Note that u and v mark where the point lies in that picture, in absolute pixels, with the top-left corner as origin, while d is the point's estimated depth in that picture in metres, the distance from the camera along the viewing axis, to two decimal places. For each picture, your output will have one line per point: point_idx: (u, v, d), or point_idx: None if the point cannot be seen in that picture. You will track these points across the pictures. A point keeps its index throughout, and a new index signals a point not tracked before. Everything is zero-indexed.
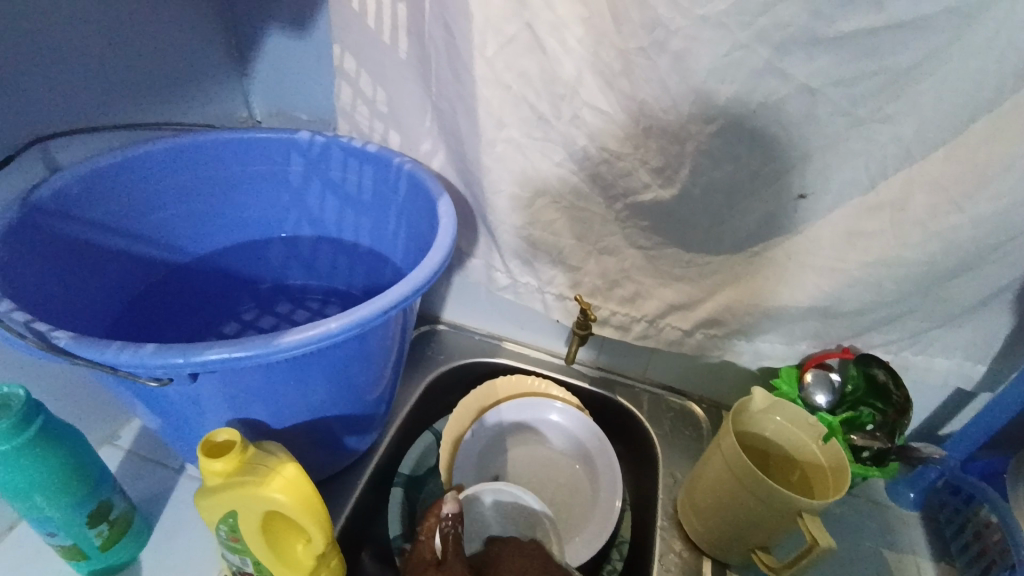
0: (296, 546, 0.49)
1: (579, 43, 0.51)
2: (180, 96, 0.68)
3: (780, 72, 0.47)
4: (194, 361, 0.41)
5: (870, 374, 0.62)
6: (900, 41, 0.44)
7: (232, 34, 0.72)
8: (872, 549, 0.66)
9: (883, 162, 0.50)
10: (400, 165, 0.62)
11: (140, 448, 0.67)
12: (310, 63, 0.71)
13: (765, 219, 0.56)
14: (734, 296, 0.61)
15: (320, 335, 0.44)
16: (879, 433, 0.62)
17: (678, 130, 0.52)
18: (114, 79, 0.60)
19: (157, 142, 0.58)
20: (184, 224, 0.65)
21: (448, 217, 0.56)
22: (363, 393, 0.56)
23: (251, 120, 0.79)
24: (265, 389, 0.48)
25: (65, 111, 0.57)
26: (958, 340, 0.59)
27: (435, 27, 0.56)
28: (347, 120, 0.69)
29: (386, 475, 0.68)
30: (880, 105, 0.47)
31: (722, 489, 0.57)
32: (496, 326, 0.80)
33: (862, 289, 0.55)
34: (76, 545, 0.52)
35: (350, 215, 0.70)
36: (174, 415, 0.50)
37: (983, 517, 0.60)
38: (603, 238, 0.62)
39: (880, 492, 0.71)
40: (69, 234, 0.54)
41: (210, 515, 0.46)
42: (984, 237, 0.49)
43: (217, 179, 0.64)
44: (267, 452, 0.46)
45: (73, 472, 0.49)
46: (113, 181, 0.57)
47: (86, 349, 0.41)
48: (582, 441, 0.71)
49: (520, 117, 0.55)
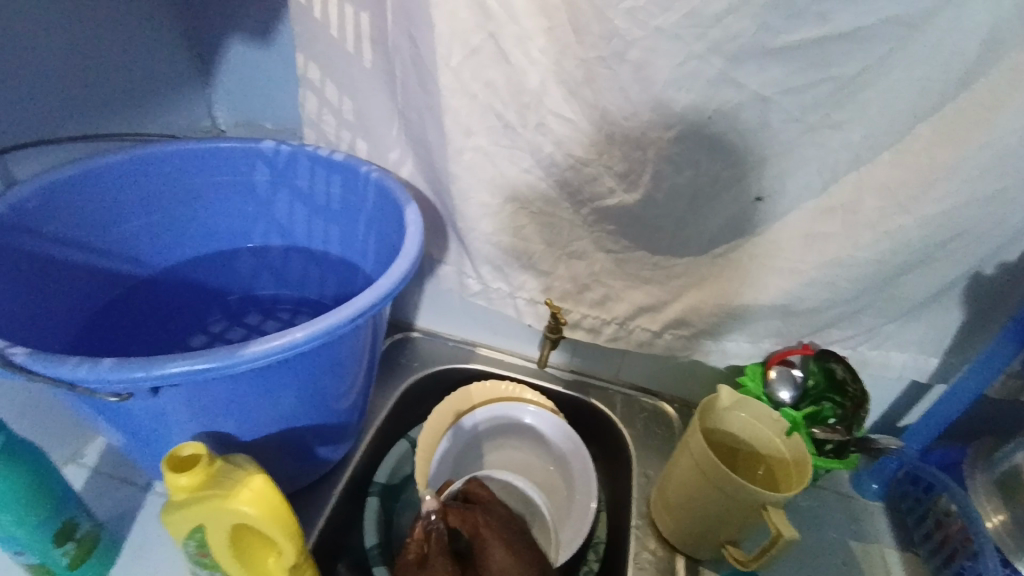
0: (268, 559, 0.48)
1: (542, 53, 0.52)
2: (140, 109, 0.68)
3: (733, 81, 0.48)
4: (155, 374, 0.40)
5: (829, 370, 0.64)
6: (846, 49, 0.46)
7: (195, 44, 0.72)
8: (838, 540, 0.68)
9: (835, 166, 0.52)
10: (368, 174, 0.62)
11: (107, 467, 0.66)
12: (276, 74, 0.72)
13: (727, 222, 0.57)
14: (700, 297, 0.63)
15: (286, 345, 0.44)
16: (839, 426, 0.63)
17: (640, 136, 0.53)
18: (76, 91, 0.60)
19: (119, 155, 0.58)
20: (149, 237, 0.65)
21: (416, 225, 0.57)
22: (332, 403, 0.56)
23: (216, 130, 0.78)
24: (233, 401, 0.48)
25: (21, 124, 0.56)
26: (911, 335, 0.62)
27: (400, 38, 0.57)
28: (314, 130, 0.69)
29: (362, 484, 0.68)
30: (829, 111, 0.49)
31: (691, 484, 0.59)
32: (470, 332, 0.81)
33: (820, 289, 0.57)
34: (43, 564, 0.51)
35: (319, 225, 0.70)
36: (141, 431, 0.49)
37: (943, 506, 0.62)
38: (572, 242, 0.63)
39: (845, 483, 0.73)
40: (28, 249, 0.53)
41: (176, 531, 0.45)
42: (928, 236, 0.52)
43: (180, 189, 0.64)
44: (233, 465, 0.46)
45: (35, 489, 0.48)
46: (74, 194, 0.56)
47: (44, 365, 0.40)
48: (555, 443, 0.71)
49: (486, 126, 0.56)
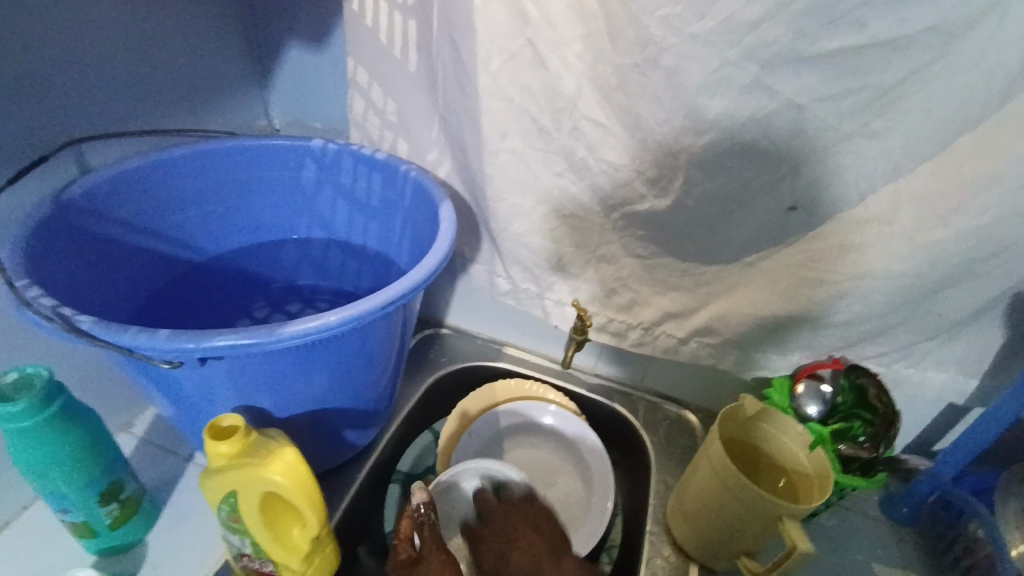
0: (294, 530, 0.51)
1: (579, 59, 0.54)
2: (202, 105, 0.72)
3: (766, 88, 0.49)
4: (203, 346, 0.44)
5: (859, 386, 0.62)
6: (882, 59, 0.46)
7: (255, 46, 0.77)
8: (863, 562, 0.66)
9: (872, 177, 0.51)
10: (407, 172, 0.65)
11: (153, 437, 0.70)
12: (327, 77, 0.76)
13: (756, 230, 0.57)
14: (728, 305, 0.63)
15: (321, 327, 0.46)
16: (868, 444, 0.61)
17: (671, 142, 0.54)
18: (145, 88, 0.65)
19: (181, 149, 0.62)
20: (203, 225, 0.69)
21: (449, 221, 0.59)
22: (362, 389, 0.59)
23: (270, 129, 0.83)
24: (271, 379, 0.51)
25: (95, 113, 0.61)
26: (948, 355, 0.60)
27: (443, 43, 0.60)
28: (359, 130, 0.73)
29: (386, 471, 0.71)
30: (867, 120, 0.49)
31: (709, 492, 0.58)
32: (499, 332, 0.83)
33: (852, 301, 0.57)
34: (87, 522, 0.55)
35: (359, 220, 0.73)
36: (187, 402, 0.53)
37: (971, 533, 0.60)
38: (602, 246, 0.64)
39: (874, 505, 0.71)
40: (96, 231, 0.58)
41: (212, 495, 0.48)
42: (967, 250, 0.51)
43: (232, 180, 0.68)
44: (267, 437, 0.48)
45: (88, 451, 0.52)
46: (138, 183, 0.61)
47: (105, 332, 0.44)
48: (576, 444, 0.72)
49: (522, 129, 0.59)
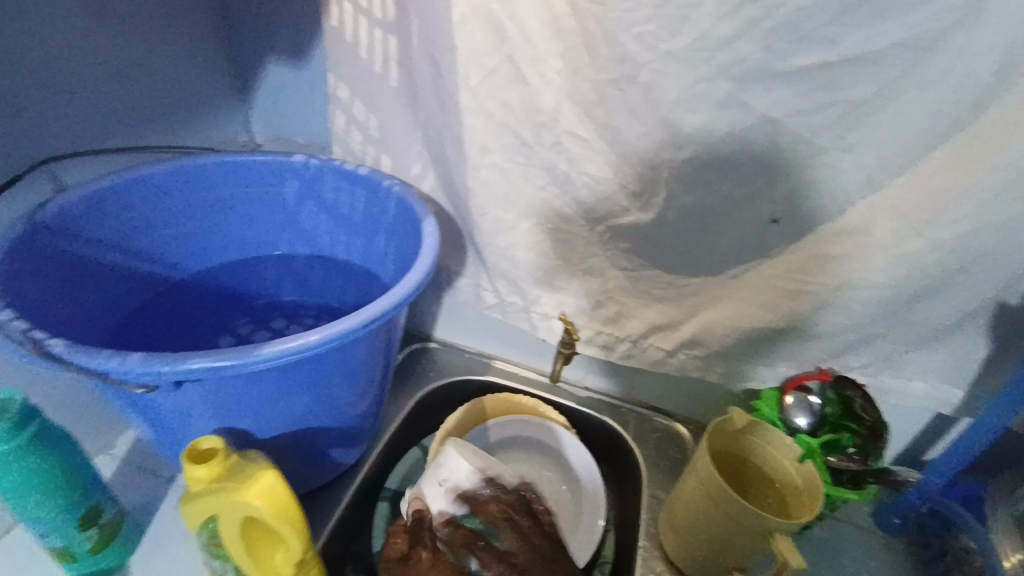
0: (275, 555, 0.50)
1: (557, 75, 0.54)
2: (180, 123, 0.72)
3: (742, 103, 0.49)
4: (176, 369, 0.43)
5: (846, 399, 0.63)
6: (854, 74, 0.46)
7: (236, 63, 0.76)
8: (856, 574, 0.65)
9: (850, 189, 0.51)
10: (389, 187, 0.65)
11: (135, 458, 0.69)
12: (310, 93, 0.75)
13: (739, 242, 0.57)
14: (713, 317, 0.62)
15: (298, 347, 0.46)
16: (856, 456, 0.63)
17: (651, 156, 0.53)
18: (123, 107, 0.65)
19: (161, 166, 0.62)
20: (185, 243, 0.69)
21: (431, 237, 0.59)
22: (345, 407, 0.58)
23: (254, 145, 0.82)
24: (249, 399, 0.50)
25: (71, 134, 0.60)
26: (933, 363, 0.59)
27: (422, 59, 0.60)
28: (342, 145, 0.72)
29: (373, 488, 0.70)
30: (843, 133, 0.49)
31: (699, 508, 0.58)
32: (486, 345, 0.82)
33: (834, 312, 0.57)
34: (65, 548, 0.54)
35: (343, 235, 0.73)
36: (165, 424, 0.52)
37: (962, 544, 0.60)
38: (586, 259, 0.63)
39: (866, 516, 0.71)
40: (74, 251, 0.57)
41: (191, 520, 0.48)
42: (946, 262, 0.51)
43: (214, 198, 0.68)
44: (246, 460, 0.48)
45: (64, 475, 0.51)
46: (117, 201, 0.60)
47: (77, 356, 0.43)
48: (565, 458, 0.71)
49: (503, 144, 0.58)
